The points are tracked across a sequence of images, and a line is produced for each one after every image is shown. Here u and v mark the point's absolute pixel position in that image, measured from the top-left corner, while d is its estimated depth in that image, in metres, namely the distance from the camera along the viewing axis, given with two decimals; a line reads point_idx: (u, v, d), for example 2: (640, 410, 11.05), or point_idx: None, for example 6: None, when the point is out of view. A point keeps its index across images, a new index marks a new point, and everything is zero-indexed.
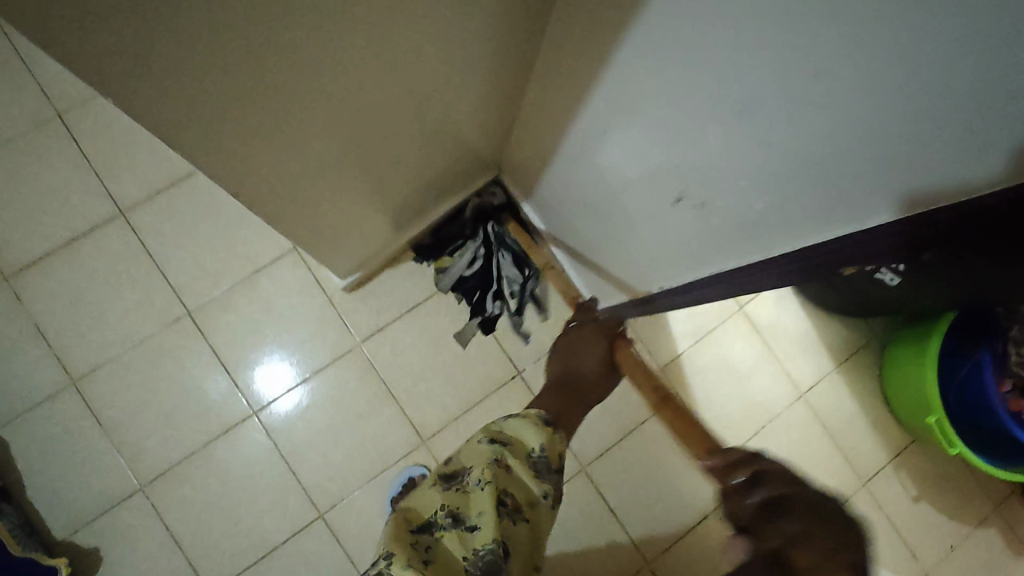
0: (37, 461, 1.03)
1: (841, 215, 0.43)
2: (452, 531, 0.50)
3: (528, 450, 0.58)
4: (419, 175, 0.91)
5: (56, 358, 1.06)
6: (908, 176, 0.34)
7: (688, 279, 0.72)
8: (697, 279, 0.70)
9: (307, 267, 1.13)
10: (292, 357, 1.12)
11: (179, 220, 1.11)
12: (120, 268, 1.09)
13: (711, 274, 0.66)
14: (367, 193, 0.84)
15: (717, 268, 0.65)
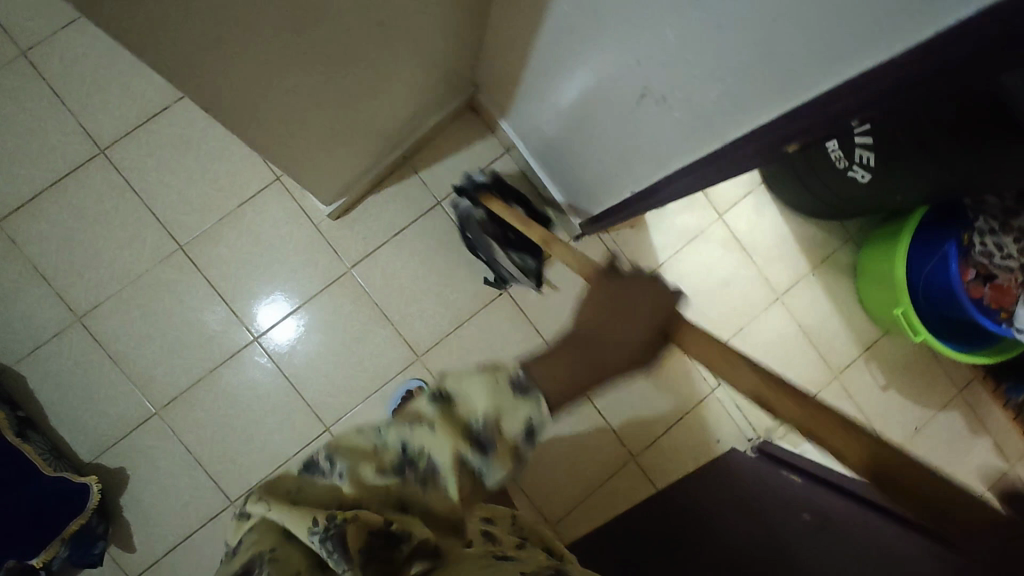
0: (54, 393, 1.09)
1: (797, 79, 0.45)
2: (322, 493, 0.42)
3: (466, 423, 0.43)
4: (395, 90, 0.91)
5: (58, 296, 1.09)
6: (863, 21, 0.37)
7: (658, 176, 0.75)
8: (666, 174, 0.73)
9: (292, 196, 1.15)
10: (287, 296, 1.16)
11: (161, 156, 1.12)
12: (108, 206, 1.11)
13: (678, 166, 0.69)
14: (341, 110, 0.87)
15: (683, 160, 0.68)
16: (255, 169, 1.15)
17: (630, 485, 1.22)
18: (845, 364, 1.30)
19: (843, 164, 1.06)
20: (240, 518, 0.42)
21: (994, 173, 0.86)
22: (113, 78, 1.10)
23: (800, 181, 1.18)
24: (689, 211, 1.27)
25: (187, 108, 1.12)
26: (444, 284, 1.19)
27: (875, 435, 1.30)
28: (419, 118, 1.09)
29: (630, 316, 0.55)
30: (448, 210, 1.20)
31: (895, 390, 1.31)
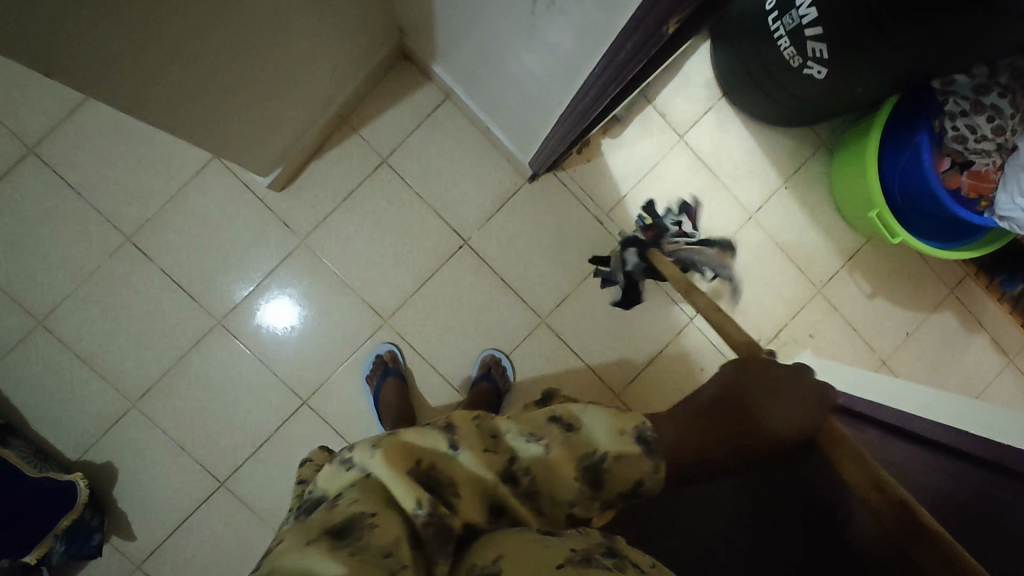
0: (29, 397, 1.10)
1: None
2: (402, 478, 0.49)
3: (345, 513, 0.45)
4: (308, 44, 0.86)
5: (14, 303, 1.09)
6: None
7: (575, 92, 0.72)
8: (580, 88, 0.69)
9: (232, 172, 1.12)
10: (264, 284, 1.14)
11: (93, 146, 1.09)
12: (49, 206, 1.09)
13: (588, 78, 0.66)
14: (255, 78, 0.82)
15: (590, 70, 0.64)
16: (191, 147, 1.12)
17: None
18: (827, 276, 1.25)
19: (797, 62, 0.99)
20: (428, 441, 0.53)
21: (961, 45, 0.79)
22: (27, 71, 1.06)
23: (758, 87, 1.11)
24: (647, 136, 1.21)
25: None
26: (403, 245, 1.16)
27: (865, 345, 1.26)
28: (347, 74, 1.04)
29: (784, 407, 0.60)
30: (395, 166, 1.16)
31: (884, 297, 1.26)
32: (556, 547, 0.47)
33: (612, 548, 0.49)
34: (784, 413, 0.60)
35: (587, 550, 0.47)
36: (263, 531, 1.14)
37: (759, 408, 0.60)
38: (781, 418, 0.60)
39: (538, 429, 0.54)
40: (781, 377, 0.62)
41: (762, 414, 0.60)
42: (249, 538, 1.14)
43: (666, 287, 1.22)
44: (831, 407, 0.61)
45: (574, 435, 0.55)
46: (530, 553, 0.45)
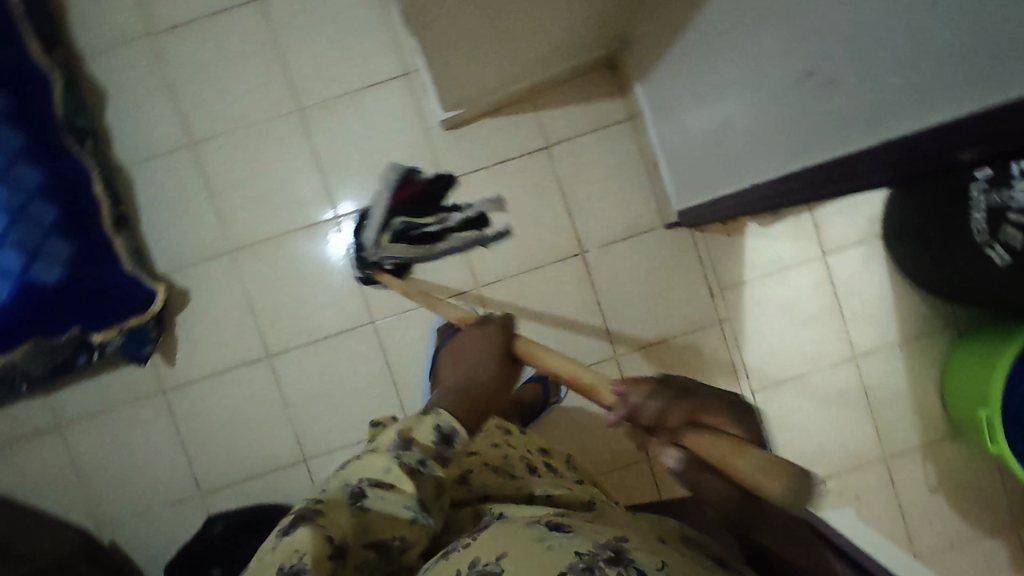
0: (152, 203, 1.17)
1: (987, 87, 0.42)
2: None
3: None
4: (545, 19, 0.91)
5: (181, 118, 1.17)
6: None
7: (803, 164, 0.73)
8: (813, 163, 0.71)
9: (413, 94, 1.18)
10: None
11: (311, 18, 1.16)
12: (250, 52, 1.17)
13: (829, 158, 0.67)
14: (491, 30, 0.87)
15: (835, 151, 0.65)
16: (390, 56, 1.17)
17: (635, 484, 1.20)
18: (899, 450, 1.21)
19: (980, 239, 0.94)
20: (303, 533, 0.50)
21: None
22: None
23: (923, 245, 1.08)
24: (793, 238, 1.20)
25: None
26: (525, 228, 1.19)
27: (904, 533, 1.21)
28: (558, 57, 1.08)
29: (485, 358, 0.75)
30: (553, 157, 1.19)
31: (944, 497, 1.21)
32: (563, 550, 0.50)
33: (616, 550, 0.50)
34: (479, 363, 0.74)
35: (584, 549, 0.50)
36: (284, 417, 1.19)
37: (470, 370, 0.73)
38: (477, 354, 0.76)
39: (366, 478, 0.55)
40: (486, 334, 0.79)
41: (475, 373, 0.72)
42: (269, 414, 1.19)
43: (741, 383, 1.20)
44: (510, 318, 0.82)
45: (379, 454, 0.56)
46: (528, 555, 0.51)
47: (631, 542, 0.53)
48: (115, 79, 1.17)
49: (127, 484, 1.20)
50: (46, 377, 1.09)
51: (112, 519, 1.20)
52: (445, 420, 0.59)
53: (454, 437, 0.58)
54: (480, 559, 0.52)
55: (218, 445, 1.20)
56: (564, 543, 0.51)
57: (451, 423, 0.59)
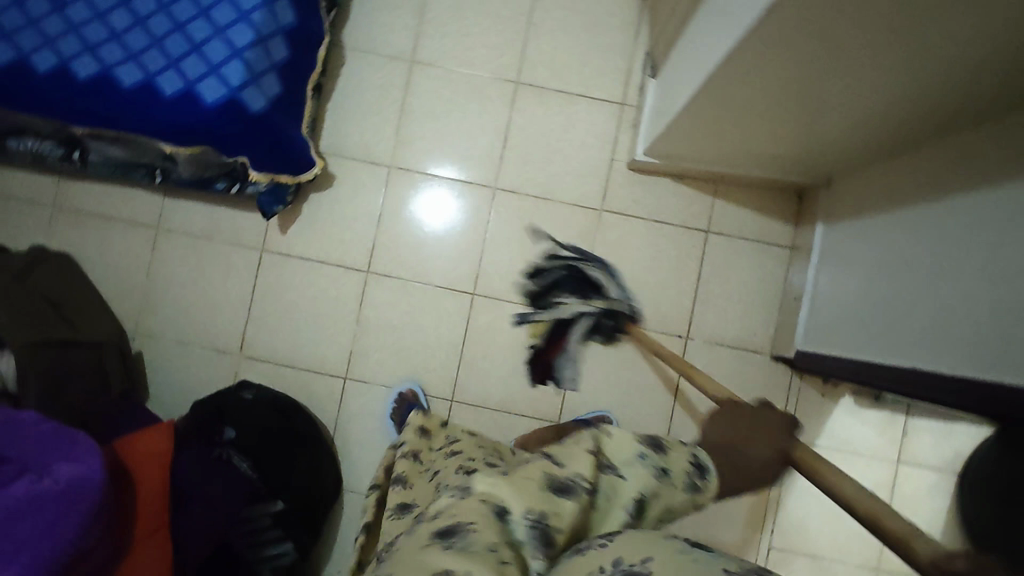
0: (348, 90, 1.23)
1: None
2: (535, 523, 0.55)
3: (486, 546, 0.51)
4: (785, 133, 0.95)
5: (414, 35, 1.23)
6: None
7: (953, 374, 0.73)
8: (967, 379, 0.71)
9: (618, 124, 1.22)
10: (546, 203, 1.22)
11: (569, 15, 1.22)
12: (503, 15, 1.23)
13: (990, 384, 0.67)
14: (739, 118, 0.91)
15: (999, 380, 0.66)
16: (617, 82, 1.22)
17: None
18: None
19: None
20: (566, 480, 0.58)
21: None
22: None
23: None
24: (878, 432, 1.19)
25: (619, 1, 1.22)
26: (648, 289, 1.21)
27: None
28: (766, 164, 1.11)
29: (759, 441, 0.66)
30: (707, 243, 1.22)
31: None
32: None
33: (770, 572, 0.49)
34: (754, 444, 0.66)
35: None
36: (352, 331, 1.22)
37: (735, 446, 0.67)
38: (743, 428, 0.68)
39: (614, 451, 0.62)
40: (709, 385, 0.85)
41: (744, 452, 0.66)
42: (340, 321, 1.22)
43: (762, 535, 1.19)
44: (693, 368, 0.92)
45: (624, 449, 0.62)
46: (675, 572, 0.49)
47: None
48: None
49: (183, 312, 1.22)
50: (188, 181, 1.13)
51: (154, 333, 1.22)
52: (702, 465, 0.63)
53: (706, 471, 0.63)
54: (625, 559, 0.51)
55: (282, 321, 1.22)
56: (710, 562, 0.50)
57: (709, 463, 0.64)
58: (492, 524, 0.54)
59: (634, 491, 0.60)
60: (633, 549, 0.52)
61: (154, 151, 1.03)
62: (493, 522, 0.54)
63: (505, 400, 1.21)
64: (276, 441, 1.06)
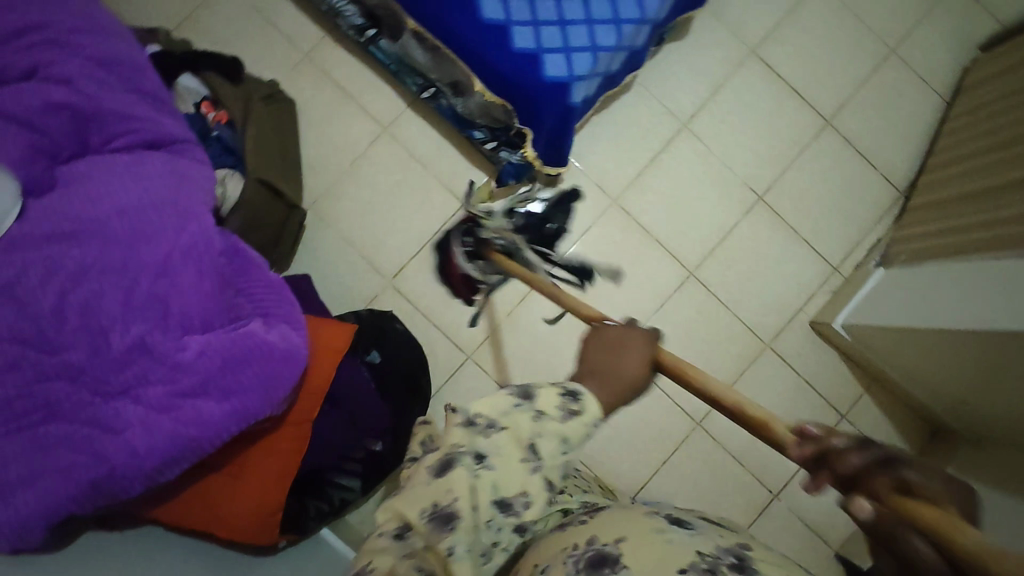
0: (616, 116, 1.25)
1: None
2: (426, 523, 0.48)
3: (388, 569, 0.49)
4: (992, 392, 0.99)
5: (697, 105, 1.26)
6: None
7: None
8: None
9: (823, 284, 1.26)
10: (725, 313, 1.25)
11: (833, 169, 1.27)
12: (780, 134, 1.27)
13: None
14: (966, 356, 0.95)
15: None
16: (841, 248, 1.26)
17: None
18: None
19: None
20: (444, 472, 0.48)
21: None
22: (888, 122, 1.28)
23: None
24: None
25: (883, 183, 1.27)
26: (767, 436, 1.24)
27: None
28: (933, 396, 1.16)
29: (631, 350, 0.52)
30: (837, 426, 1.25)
31: None
32: (681, 545, 0.46)
33: (740, 556, 0.46)
34: (633, 361, 0.52)
35: (706, 550, 0.46)
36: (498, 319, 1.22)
37: (611, 380, 0.51)
38: (619, 359, 0.52)
39: (477, 413, 0.48)
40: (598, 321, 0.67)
41: (620, 365, 0.51)
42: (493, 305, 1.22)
43: None
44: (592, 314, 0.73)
45: (495, 412, 0.48)
46: (647, 549, 0.46)
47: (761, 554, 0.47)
48: (705, 35, 1.27)
49: (363, 216, 1.21)
50: (450, 112, 1.13)
51: (326, 218, 1.21)
52: (575, 397, 0.49)
53: (579, 394, 0.49)
54: (599, 537, 0.49)
55: (444, 275, 1.21)
56: (684, 540, 0.47)
57: (578, 390, 0.49)
58: (391, 541, 0.50)
59: (515, 441, 0.48)
60: (609, 528, 0.50)
61: (454, 78, 1.04)
62: (394, 538, 0.50)
63: (594, 457, 1.21)
64: (401, 386, 1.01)
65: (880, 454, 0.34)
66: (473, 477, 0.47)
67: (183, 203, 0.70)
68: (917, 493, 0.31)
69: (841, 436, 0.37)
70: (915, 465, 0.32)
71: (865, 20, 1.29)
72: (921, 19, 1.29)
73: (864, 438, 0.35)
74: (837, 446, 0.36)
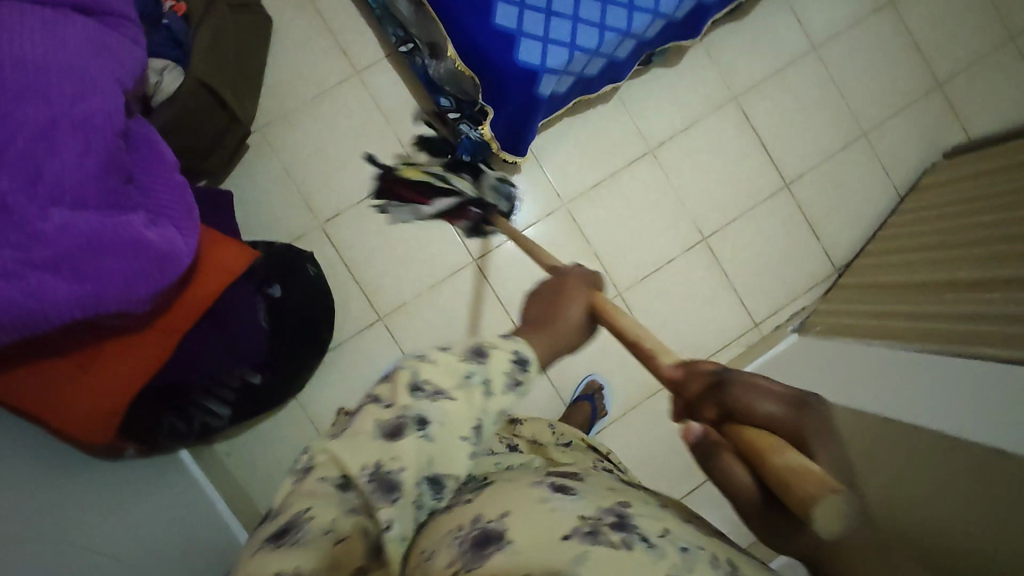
0: (587, 123, 1.25)
1: None
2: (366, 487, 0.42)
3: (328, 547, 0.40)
4: None
5: (668, 134, 1.27)
6: None
7: None
8: None
9: (739, 337, 1.29)
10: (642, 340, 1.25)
11: (780, 231, 1.30)
12: (739, 184, 1.29)
13: None
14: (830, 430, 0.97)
15: None
16: (766, 307, 1.29)
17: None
18: None
19: None
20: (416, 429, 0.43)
21: None
22: (841, 200, 1.31)
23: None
24: None
25: (821, 256, 1.30)
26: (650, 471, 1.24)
27: None
28: None
29: (575, 308, 0.60)
30: None
31: None
32: (565, 513, 0.42)
33: (619, 515, 0.43)
34: (574, 313, 0.59)
35: (589, 514, 0.43)
36: (419, 289, 1.21)
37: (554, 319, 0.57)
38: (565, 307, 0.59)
39: (451, 363, 0.46)
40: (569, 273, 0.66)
41: (568, 310, 0.59)
42: (418, 274, 1.21)
43: None
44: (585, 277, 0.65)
45: (450, 364, 0.46)
46: (531, 521, 0.41)
47: (635, 507, 0.46)
48: (695, 69, 1.28)
49: (311, 151, 1.18)
50: (423, 74, 1.10)
51: (273, 143, 1.17)
52: (513, 346, 0.49)
53: (526, 357, 0.49)
54: (488, 516, 0.42)
55: (376, 233, 1.20)
56: (569, 509, 0.43)
57: (518, 346, 0.49)
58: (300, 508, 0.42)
59: (472, 403, 0.45)
60: (493, 503, 0.44)
61: (432, 39, 1.02)
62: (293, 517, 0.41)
63: None
64: (297, 330, 1.03)
65: (725, 388, 0.56)
66: (420, 444, 0.43)
67: (92, 72, 0.66)
68: (746, 414, 0.54)
69: (707, 366, 0.59)
70: (766, 399, 0.55)
71: (845, 99, 1.32)
72: (897, 113, 1.33)
73: (714, 367, 0.58)
74: (701, 373, 0.58)
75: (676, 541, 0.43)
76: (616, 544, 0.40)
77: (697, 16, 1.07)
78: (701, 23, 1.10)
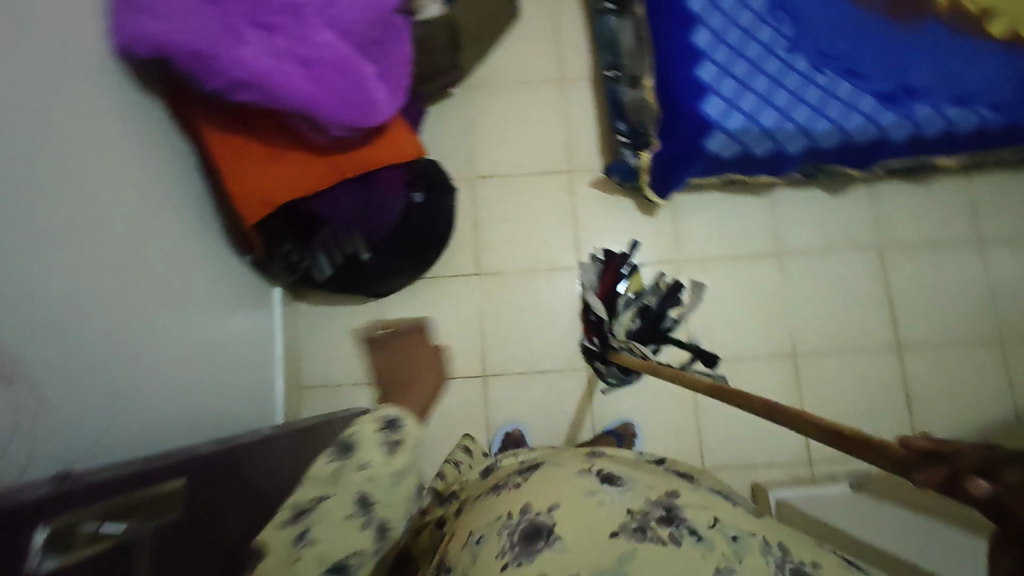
0: (733, 204, 1.32)
1: None
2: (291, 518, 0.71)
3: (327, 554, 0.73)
4: None
5: (803, 248, 1.31)
6: None
7: None
8: None
9: (787, 462, 1.24)
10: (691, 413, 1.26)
11: (873, 386, 1.26)
12: (851, 324, 1.28)
13: None
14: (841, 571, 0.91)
15: None
16: (826, 449, 1.24)
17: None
18: None
19: None
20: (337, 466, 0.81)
21: None
22: (950, 390, 1.25)
23: None
24: None
25: (905, 430, 1.24)
26: None
27: None
28: None
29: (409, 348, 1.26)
30: None
31: None
32: (615, 507, 0.61)
33: (667, 507, 0.61)
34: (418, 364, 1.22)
35: (636, 508, 0.61)
36: (521, 269, 1.32)
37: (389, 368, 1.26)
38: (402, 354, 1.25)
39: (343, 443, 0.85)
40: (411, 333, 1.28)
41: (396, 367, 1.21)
42: (526, 255, 1.33)
43: None
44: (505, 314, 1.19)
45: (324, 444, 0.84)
46: (582, 514, 0.60)
47: (684, 500, 0.63)
48: (854, 206, 1.32)
49: (496, 120, 1.36)
50: (615, 99, 1.26)
51: (471, 100, 1.37)
52: (387, 412, 0.91)
53: (392, 420, 0.90)
54: (531, 507, 0.62)
55: (512, 206, 1.34)
56: (613, 502, 0.61)
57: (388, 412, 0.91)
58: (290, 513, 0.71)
59: (354, 458, 0.83)
60: (542, 495, 0.63)
61: (637, 73, 1.18)
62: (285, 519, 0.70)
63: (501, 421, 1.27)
64: (413, 239, 1.17)
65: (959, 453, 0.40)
66: (304, 545, 0.70)
67: None
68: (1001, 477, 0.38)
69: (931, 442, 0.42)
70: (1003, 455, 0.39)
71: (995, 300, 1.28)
72: None
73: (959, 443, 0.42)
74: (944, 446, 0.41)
75: (725, 530, 0.59)
76: (664, 538, 0.58)
77: (873, 150, 1.14)
78: (877, 156, 1.16)
